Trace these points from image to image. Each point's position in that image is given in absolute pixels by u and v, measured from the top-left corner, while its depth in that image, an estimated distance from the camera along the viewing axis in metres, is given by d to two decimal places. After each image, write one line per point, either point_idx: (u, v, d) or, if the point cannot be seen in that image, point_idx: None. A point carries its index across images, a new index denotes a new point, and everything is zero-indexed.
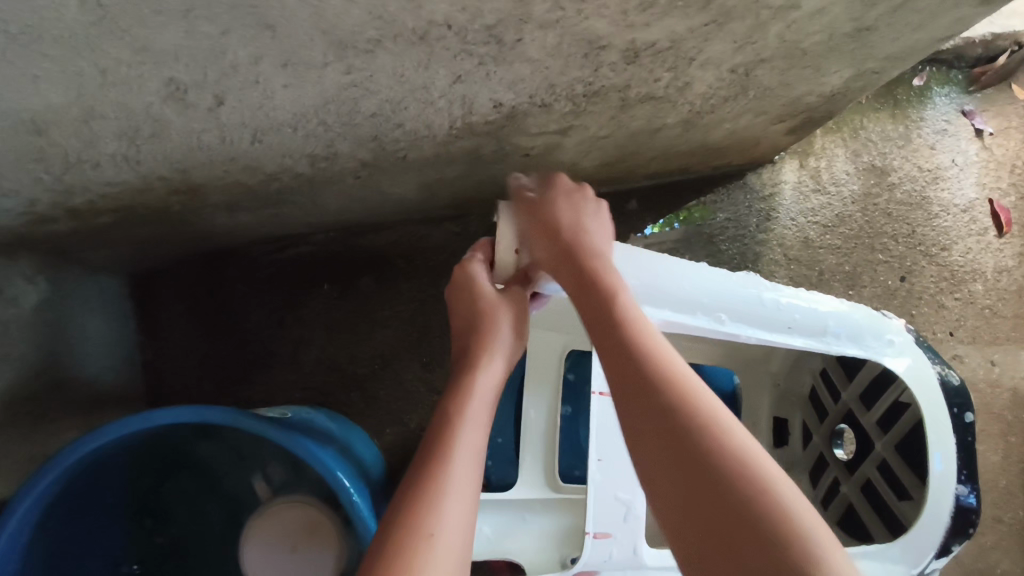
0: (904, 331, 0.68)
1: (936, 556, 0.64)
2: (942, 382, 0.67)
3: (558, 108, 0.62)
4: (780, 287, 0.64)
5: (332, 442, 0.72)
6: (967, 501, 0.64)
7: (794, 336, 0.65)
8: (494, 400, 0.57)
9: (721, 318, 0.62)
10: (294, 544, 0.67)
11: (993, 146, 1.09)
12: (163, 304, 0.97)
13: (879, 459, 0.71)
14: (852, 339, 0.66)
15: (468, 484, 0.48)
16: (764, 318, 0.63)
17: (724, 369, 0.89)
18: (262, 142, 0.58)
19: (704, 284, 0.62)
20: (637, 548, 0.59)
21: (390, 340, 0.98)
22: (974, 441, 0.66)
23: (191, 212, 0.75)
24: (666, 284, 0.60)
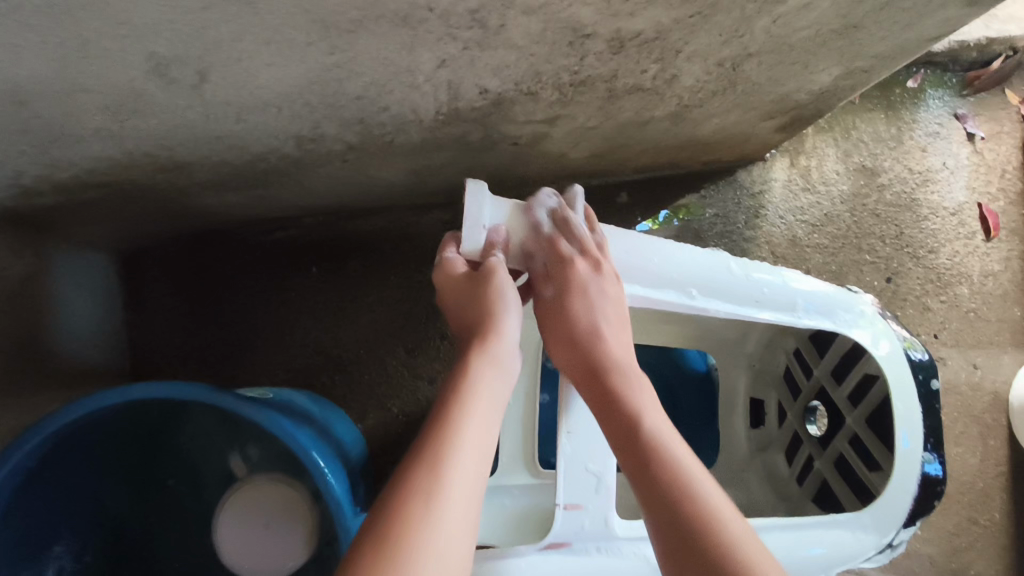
0: (873, 307, 0.67)
1: (903, 526, 0.62)
2: (907, 357, 0.65)
3: (545, 96, 0.62)
4: (750, 263, 0.64)
5: (312, 423, 0.73)
6: (934, 471, 0.63)
7: (764, 310, 0.63)
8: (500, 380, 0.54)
9: (693, 293, 0.61)
10: (267, 520, 0.65)
11: (984, 151, 1.09)
12: (151, 282, 0.98)
13: (851, 433, 0.68)
14: (823, 313, 0.65)
15: (466, 468, 0.46)
16: (732, 292, 0.62)
17: (697, 350, 0.86)
18: (248, 122, 0.58)
19: (674, 260, 0.61)
20: (608, 519, 0.57)
21: (375, 325, 0.99)
22: (940, 407, 0.64)
23: (178, 191, 0.75)
24: (633, 258, 0.60)
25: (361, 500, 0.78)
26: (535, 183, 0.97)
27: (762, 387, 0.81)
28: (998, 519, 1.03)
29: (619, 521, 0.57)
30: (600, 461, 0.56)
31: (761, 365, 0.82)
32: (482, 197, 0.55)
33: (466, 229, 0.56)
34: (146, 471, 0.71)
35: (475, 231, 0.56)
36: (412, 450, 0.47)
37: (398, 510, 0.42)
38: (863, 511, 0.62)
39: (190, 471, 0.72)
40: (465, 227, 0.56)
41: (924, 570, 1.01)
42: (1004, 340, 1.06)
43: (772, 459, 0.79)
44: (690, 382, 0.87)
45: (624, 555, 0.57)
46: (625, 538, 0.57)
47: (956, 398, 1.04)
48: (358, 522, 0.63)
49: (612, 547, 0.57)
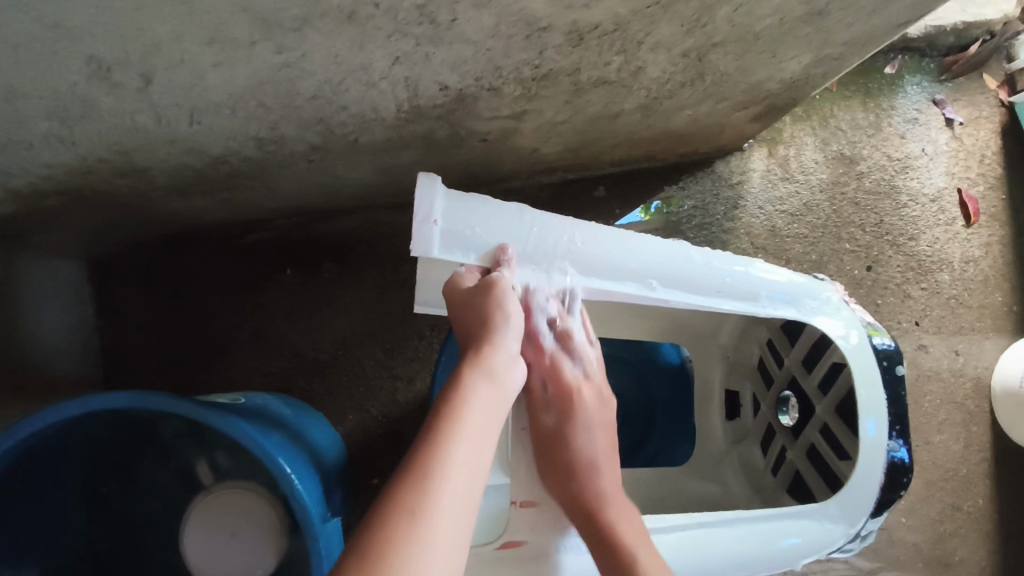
0: (837, 297, 0.67)
1: (870, 516, 0.62)
2: (871, 345, 0.64)
3: (509, 91, 0.61)
4: (710, 251, 0.63)
5: (283, 428, 0.72)
6: (899, 458, 0.62)
7: (726, 300, 0.63)
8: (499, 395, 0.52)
9: (652, 284, 0.60)
10: (233, 529, 0.62)
11: (964, 136, 1.09)
12: (123, 289, 0.96)
13: (821, 423, 0.67)
14: (788, 303, 0.65)
15: (463, 474, 0.45)
16: (692, 281, 0.61)
17: (671, 343, 0.86)
18: (201, 124, 0.56)
19: (631, 250, 0.59)
20: (563, 516, 0.58)
21: (352, 326, 0.98)
22: (905, 394, 0.64)
23: (144, 196, 0.74)
24: (591, 247, 0.58)
25: (335, 505, 0.77)
26: (510, 178, 0.96)
27: (736, 378, 0.81)
28: (982, 505, 1.03)
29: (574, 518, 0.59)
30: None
31: (735, 356, 0.81)
32: (435, 192, 0.50)
33: (416, 225, 0.50)
34: (112, 484, 0.69)
35: (426, 228, 0.50)
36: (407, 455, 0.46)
37: (392, 510, 0.41)
38: (829, 502, 0.61)
39: (157, 483, 0.70)
40: (416, 224, 0.50)
41: (908, 558, 1.01)
42: (985, 325, 1.06)
43: (747, 452, 0.78)
44: (664, 376, 0.87)
45: (582, 553, 0.56)
46: (582, 535, 0.59)
47: (938, 385, 1.04)
48: (329, 526, 0.62)
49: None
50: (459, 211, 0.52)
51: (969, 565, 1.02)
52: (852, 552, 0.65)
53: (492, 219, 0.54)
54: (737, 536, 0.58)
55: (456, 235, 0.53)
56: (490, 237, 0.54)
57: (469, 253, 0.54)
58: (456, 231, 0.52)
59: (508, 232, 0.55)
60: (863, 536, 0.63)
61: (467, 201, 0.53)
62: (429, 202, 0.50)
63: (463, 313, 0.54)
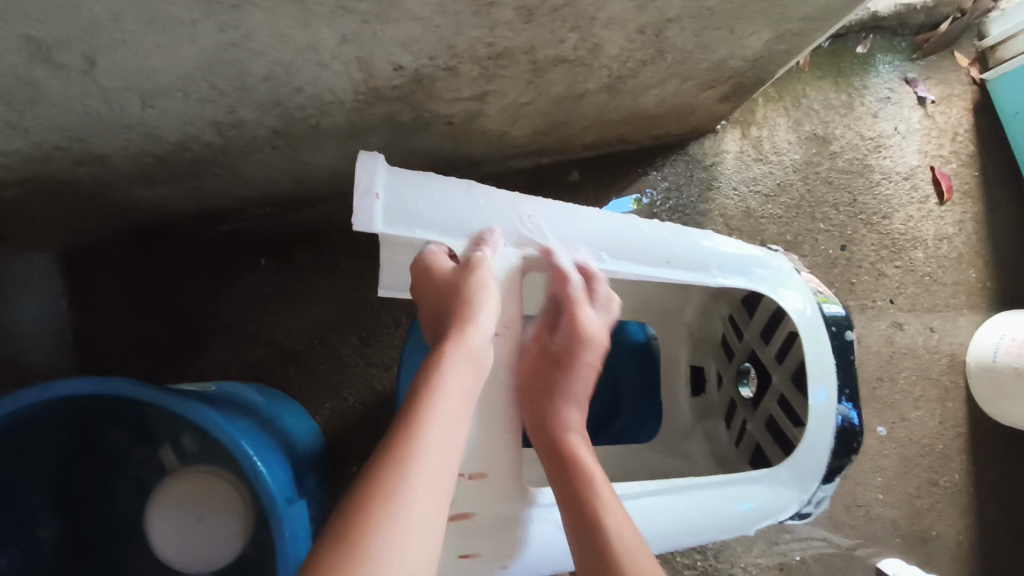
0: (789, 266, 0.68)
1: (822, 482, 0.63)
2: (820, 311, 0.65)
3: (466, 71, 0.61)
4: (661, 224, 0.63)
5: (253, 415, 0.72)
6: (851, 421, 0.63)
7: (677, 271, 0.62)
8: (476, 370, 0.50)
9: (602, 256, 0.60)
10: (199, 513, 0.62)
11: (936, 114, 1.09)
12: (97, 282, 0.96)
13: (778, 393, 0.68)
14: (738, 274, 0.65)
15: (438, 457, 0.44)
16: (641, 252, 0.61)
17: (636, 320, 0.85)
18: (155, 108, 0.56)
19: (580, 222, 0.60)
20: (514, 486, 0.56)
21: (328, 314, 0.98)
22: (855, 359, 0.64)
23: (107, 185, 0.74)
24: (539, 219, 0.58)
25: (307, 491, 0.77)
26: (482, 164, 0.96)
27: (701, 355, 0.81)
28: (959, 480, 1.04)
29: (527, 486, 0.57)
30: (498, 432, 0.56)
31: (699, 333, 0.81)
32: (376, 164, 0.50)
33: (356, 198, 0.49)
34: (74, 492, 0.66)
35: (367, 201, 0.50)
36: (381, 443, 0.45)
37: (365, 502, 0.40)
38: (780, 468, 0.62)
39: (122, 484, 0.67)
40: (356, 196, 0.49)
41: (885, 534, 1.02)
42: (960, 302, 1.06)
43: (713, 427, 0.78)
44: (629, 354, 0.86)
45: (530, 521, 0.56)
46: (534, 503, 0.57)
47: (913, 361, 1.04)
48: (294, 509, 0.62)
49: (518, 515, 0.56)
50: (404, 186, 0.52)
51: (948, 540, 1.03)
52: (810, 517, 0.66)
53: (435, 194, 0.54)
54: (688, 502, 0.58)
55: (399, 209, 0.52)
56: (432, 212, 0.53)
57: (413, 227, 0.53)
58: (398, 205, 0.52)
59: (451, 207, 0.55)
60: (817, 501, 0.64)
61: (408, 177, 0.52)
62: (370, 175, 0.50)
63: (443, 296, 0.53)
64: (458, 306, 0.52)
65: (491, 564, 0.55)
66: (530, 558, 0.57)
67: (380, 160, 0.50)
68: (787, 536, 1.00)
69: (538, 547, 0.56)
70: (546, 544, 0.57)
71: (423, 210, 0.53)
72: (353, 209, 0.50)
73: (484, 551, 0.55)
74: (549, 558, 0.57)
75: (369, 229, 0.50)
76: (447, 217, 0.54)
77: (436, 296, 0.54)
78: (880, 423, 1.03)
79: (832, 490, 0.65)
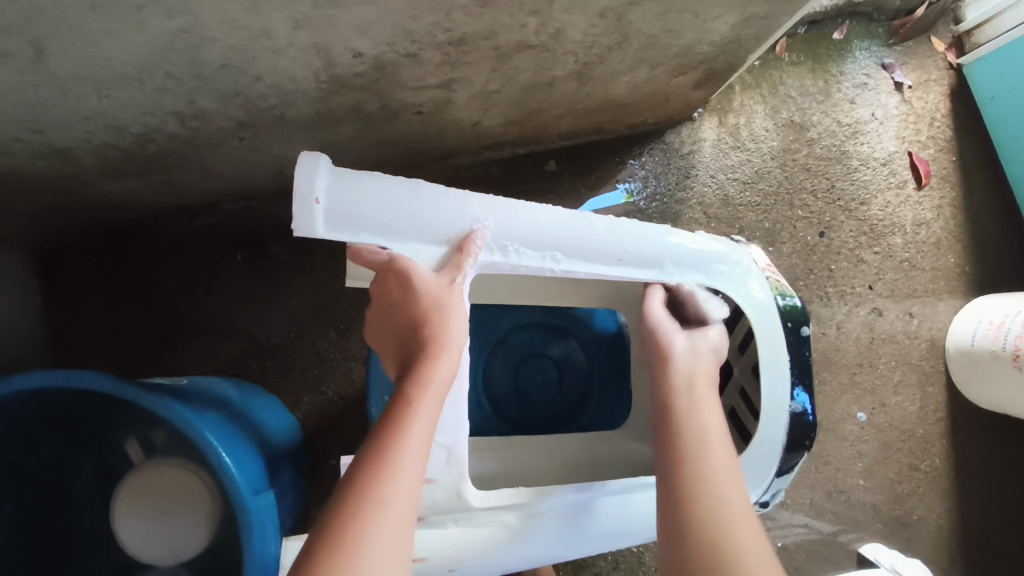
0: (748, 258, 0.67)
1: (776, 476, 0.65)
2: (778, 304, 0.67)
3: (428, 58, 0.61)
4: (613, 218, 0.58)
5: (224, 408, 0.72)
6: (806, 415, 0.65)
7: (630, 269, 0.60)
8: (447, 390, 0.49)
9: (556, 257, 0.56)
10: (165, 508, 0.63)
11: (913, 100, 1.09)
12: (72, 280, 0.95)
13: (739, 386, 0.68)
14: (695, 269, 0.63)
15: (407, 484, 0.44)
16: (595, 251, 0.57)
17: (605, 310, 0.86)
18: (112, 98, 0.56)
19: (529, 221, 0.55)
20: (461, 491, 0.52)
21: (305, 308, 0.98)
22: (808, 352, 0.66)
23: (75, 179, 0.73)
24: (484, 219, 0.53)
25: (284, 484, 0.77)
26: (457, 155, 0.96)
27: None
28: (939, 464, 1.04)
29: (473, 490, 0.53)
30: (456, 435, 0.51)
31: None
32: (317, 166, 0.45)
33: (295, 204, 0.45)
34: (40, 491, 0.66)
35: (307, 209, 0.46)
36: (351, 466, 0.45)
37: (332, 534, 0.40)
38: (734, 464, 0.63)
39: (93, 477, 0.68)
40: (295, 201, 0.45)
41: (866, 518, 1.02)
42: (939, 287, 1.06)
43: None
44: (599, 343, 0.86)
45: (478, 523, 0.53)
46: (480, 506, 0.53)
47: (892, 347, 1.04)
48: (261, 500, 0.62)
49: (468, 517, 0.53)
50: (351, 189, 0.47)
51: (928, 524, 1.03)
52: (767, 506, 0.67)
53: (382, 193, 0.49)
54: (638, 502, 0.59)
55: (342, 214, 0.47)
56: (379, 215, 0.49)
57: (358, 232, 0.49)
58: (341, 210, 0.47)
59: (399, 208, 0.50)
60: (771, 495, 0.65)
61: (353, 177, 0.48)
62: (309, 179, 0.45)
63: (411, 310, 0.50)
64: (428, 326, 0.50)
65: (435, 567, 0.53)
66: (477, 560, 0.54)
67: (321, 161, 0.45)
68: (768, 523, 1.01)
69: (488, 550, 0.54)
70: (496, 548, 0.54)
71: (372, 215, 0.49)
72: (293, 215, 0.46)
73: (429, 553, 0.52)
74: (500, 560, 0.55)
75: (312, 235, 0.46)
76: (395, 219, 0.50)
77: (400, 309, 0.51)
78: (860, 409, 1.04)
79: (785, 484, 0.66)
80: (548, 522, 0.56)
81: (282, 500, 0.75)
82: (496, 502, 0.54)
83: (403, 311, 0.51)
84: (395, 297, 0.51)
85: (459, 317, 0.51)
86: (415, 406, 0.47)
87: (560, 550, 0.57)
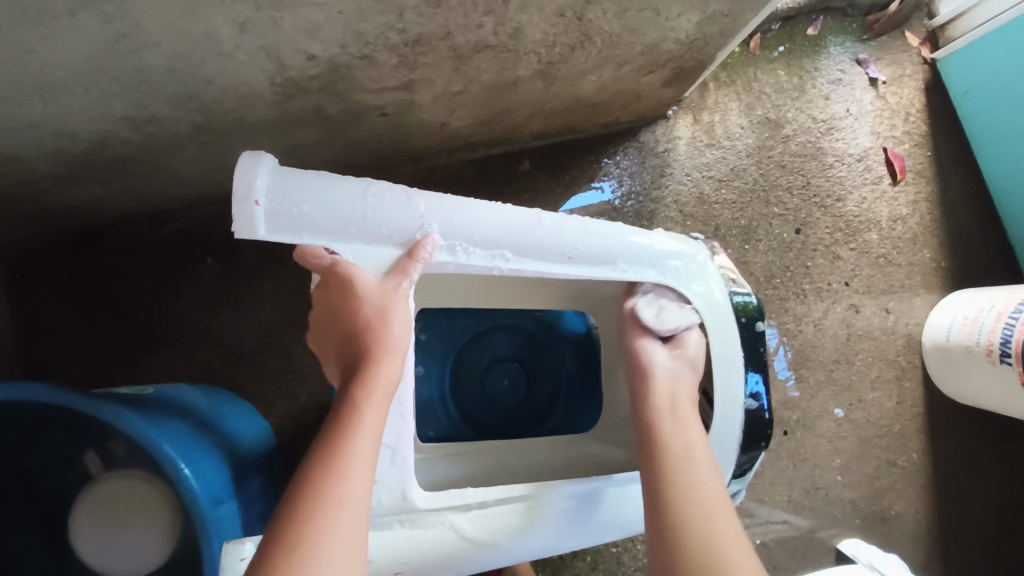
0: (706, 256, 0.67)
1: (734, 478, 0.66)
2: (732, 301, 0.67)
3: (384, 59, 0.60)
4: (564, 215, 0.58)
5: (188, 417, 0.70)
6: (761, 415, 0.66)
7: (581, 266, 0.59)
8: (394, 394, 0.49)
9: (506, 256, 0.56)
10: (121, 520, 0.63)
11: (888, 95, 1.09)
12: (39, 286, 0.94)
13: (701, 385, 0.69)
14: (651, 265, 0.63)
15: (359, 491, 0.44)
16: (547, 249, 0.57)
17: (574, 311, 0.85)
18: (59, 105, 0.55)
19: (478, 220, 0.54)
20: (406, 491, 0.51)
21: (277, 313, 0.97)
22: (763, 349, 0.67)
23: (33, 186, 0.72)
24: (435, 219, 0.53)
25: (252, 491, 0.74)
26: (429, 155, 0.95)
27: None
28: (917, 459, 1.04)
29: (418, 490, 0.51)
30: (401, 435, 0.50)
31: None
32: (259, 169, 0.46)
33: (234, 205, 0.46)
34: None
35: (246, 210, 0.46)
36: (298, 477, 0.44)
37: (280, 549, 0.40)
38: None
39: (49, 488, 0.66)
40: (234, 203, 0.46)
41: (845, 515, 1.02)
42: (915, 283, 1.06)
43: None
44: (569, 342, 0.86)
45: (425, 524, 0.52)
46: (426, 508, 0.52)
47: (869, 343, 1.04)
48: (218, 511, 0.61)
49: (414, 519, 0.52)
50: (294, 190, 0.47)
51: (907, 519, 1.03)
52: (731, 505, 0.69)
53: (325, 193, 0.48)
54: (596, 500, 0.58)
55: (285, 215, 0.47)
56: (323, 215, 0.48)
57: (302, 234, 0.48)
58: (282, 210, 0.47)
59: (343, 209, 0.49)
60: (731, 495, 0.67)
61: (294, 177, 0.47)
62: (249, 178, 0.46)
63: (356, 317, 0.50)
64: (371, 331, 0.50)
65: (382, 570, 0.52)
66: (426, 563, 0.53)
67: (261, 160, 0.46)
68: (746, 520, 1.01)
69: (436, 553, 0.53)
70: (446, 551, 0.53)
71: (315, 217, 0.48)
72: (234, 218, 0.46)
73: (376, 556, 0.51)
74: (450, 563, 0.54)
75: (253, 238, 0.47)
76: (339, 220, 0.49)
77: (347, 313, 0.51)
78: (838, 405, 1.04)
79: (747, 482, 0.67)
80: (490, 520, 0.54)
81: (251, 507, 0.73)
82: (445, 503, 0.52)
83: (347, 315, 0.51)
84: (343, 301, 0.50)
85: (402, 320, 0.51)
86: (361, 410, 0.46)
87: (514, 552, 0.56)
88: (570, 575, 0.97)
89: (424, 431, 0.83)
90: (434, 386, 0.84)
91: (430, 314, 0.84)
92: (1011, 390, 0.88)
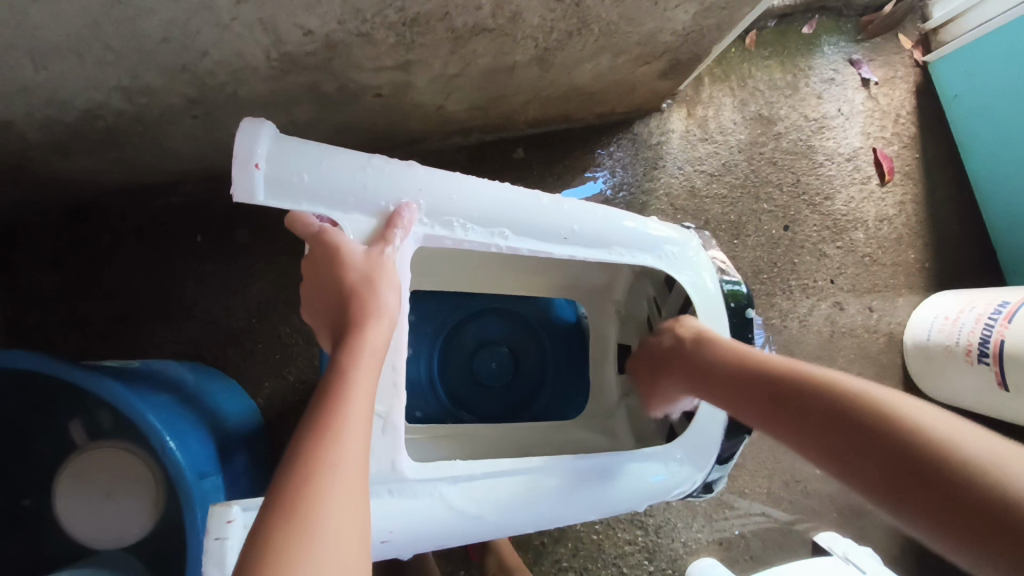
0: (692, 246, 0.67)
1: (717, 464, 0.66)
2: (723, 289, 0.67)
3: (381, 38, 0.60)
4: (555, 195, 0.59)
5: (177, 390, 0.71)
6: None
7: (575, 247, 0.60)
8: (381, 359, 0.49)
9: (504, 234, 0.56)
10: (108, 490, 0.63)
11: (879, 96, 1.10)
12: (25, 256, 0.94)
13: None
14: (647, 250, 0.64)
15: (357, 458, 0.43)
16: (544, 228, 0.58)
17: (566, 299, 0.87)
18: (51, 70, 0.54)
19: (474, 196, 0.55)
20: (395, 462, 0.51)
21: (266, 292, 0.96)
22: (751, 335, 0.68)
23: (21, 154, 0.71)
24: (431, 195, 0.54)
25: (237, 467, 0.75)
26: (423, 139, 0.95)
27: (627, 333, 0.80)
28: None
29: (408, 461, 0.52)
30: (390, 403, 0.51)
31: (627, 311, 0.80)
32: (263, 135, 0.46)
33: (235, 169, 0.46)
34: None
35: (246, 172, 0.46)
36: (293, 446, 0.43)
37: (283, 515, 0.38)
38: (674, 445, 0.64)
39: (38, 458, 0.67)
40: (234, 166, 0.46)
41: (821, 510, 1.04)
42: (898, 283, 1.08)
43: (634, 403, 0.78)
44: (559, 333, 0.88)
45: (414, 495, 0.52)
46: (415, 478, 0.52)
47: (852, 341, 1.06)
48: (204, 483, 0.61)
49: (403, 488, 0.52)
50: (294, 158, 0.48)
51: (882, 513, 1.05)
52: (713, 491, 0.70)
53: (327, 164, 0.49)
54: (584, 483, 0.59)
55: (285, 182, 0.48)
56: (323, 184, 0.49)
57: (302, 201, 0.49)
58: (282, 177, 0.48)
59: (341, 179, 0.50)
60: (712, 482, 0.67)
61: (294, 146, 0.48)
62: (250, 144, 0.46)
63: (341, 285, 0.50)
64: (355, 295, 0.49)
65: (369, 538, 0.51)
66: (412, 533, 0.53)
67: (261, 127, 0.46)
68: (726, 512, 1.02)
69: (424, 522, 0.53)
70: (433, 521, 0.53)
71: (313, 184, 0.49)
72: (234, 182, 0.46)
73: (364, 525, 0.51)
74: (436, 534, 0.54)
75: (252, 202, 0.47)
76: (338, 189, 0.50)
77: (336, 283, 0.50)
78: None
79: (727, 469, 0.68)
80: (477, 492, 0.55)
81: (235, 483, 0.73)
82: (434, 474, 0.53)
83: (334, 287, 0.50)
84: (331, 271, 0.50)
85: (388, 284, 0.50)
86: (353, 376, 0.46)
87: (500, 524, 0.56)
88: (550, 561, 0.98)
89: (411, 412, 0.82)
90: (423, 368, 0.85)
91: (420, 297, 0.84)
92: (985, 389, 0.90)
